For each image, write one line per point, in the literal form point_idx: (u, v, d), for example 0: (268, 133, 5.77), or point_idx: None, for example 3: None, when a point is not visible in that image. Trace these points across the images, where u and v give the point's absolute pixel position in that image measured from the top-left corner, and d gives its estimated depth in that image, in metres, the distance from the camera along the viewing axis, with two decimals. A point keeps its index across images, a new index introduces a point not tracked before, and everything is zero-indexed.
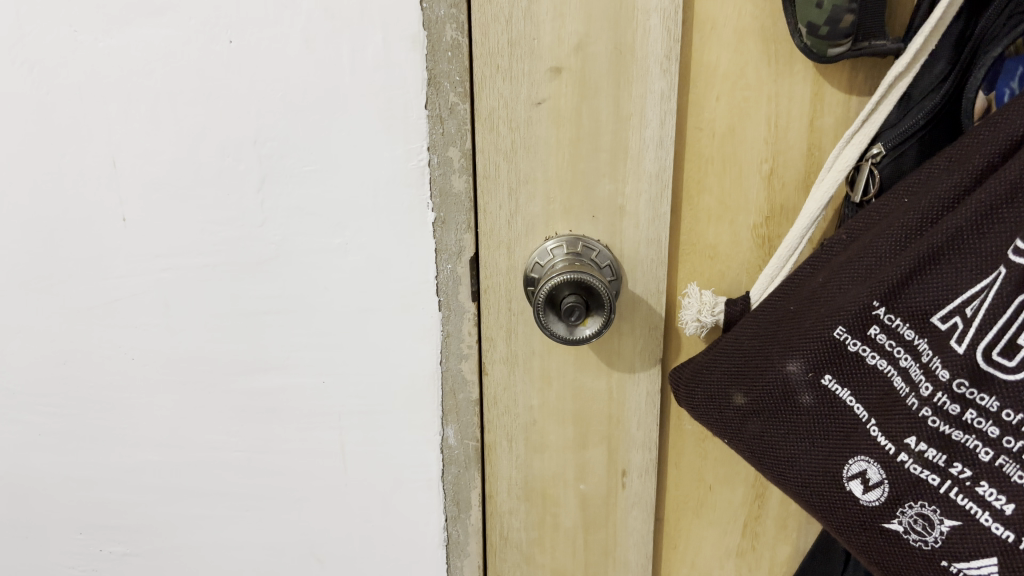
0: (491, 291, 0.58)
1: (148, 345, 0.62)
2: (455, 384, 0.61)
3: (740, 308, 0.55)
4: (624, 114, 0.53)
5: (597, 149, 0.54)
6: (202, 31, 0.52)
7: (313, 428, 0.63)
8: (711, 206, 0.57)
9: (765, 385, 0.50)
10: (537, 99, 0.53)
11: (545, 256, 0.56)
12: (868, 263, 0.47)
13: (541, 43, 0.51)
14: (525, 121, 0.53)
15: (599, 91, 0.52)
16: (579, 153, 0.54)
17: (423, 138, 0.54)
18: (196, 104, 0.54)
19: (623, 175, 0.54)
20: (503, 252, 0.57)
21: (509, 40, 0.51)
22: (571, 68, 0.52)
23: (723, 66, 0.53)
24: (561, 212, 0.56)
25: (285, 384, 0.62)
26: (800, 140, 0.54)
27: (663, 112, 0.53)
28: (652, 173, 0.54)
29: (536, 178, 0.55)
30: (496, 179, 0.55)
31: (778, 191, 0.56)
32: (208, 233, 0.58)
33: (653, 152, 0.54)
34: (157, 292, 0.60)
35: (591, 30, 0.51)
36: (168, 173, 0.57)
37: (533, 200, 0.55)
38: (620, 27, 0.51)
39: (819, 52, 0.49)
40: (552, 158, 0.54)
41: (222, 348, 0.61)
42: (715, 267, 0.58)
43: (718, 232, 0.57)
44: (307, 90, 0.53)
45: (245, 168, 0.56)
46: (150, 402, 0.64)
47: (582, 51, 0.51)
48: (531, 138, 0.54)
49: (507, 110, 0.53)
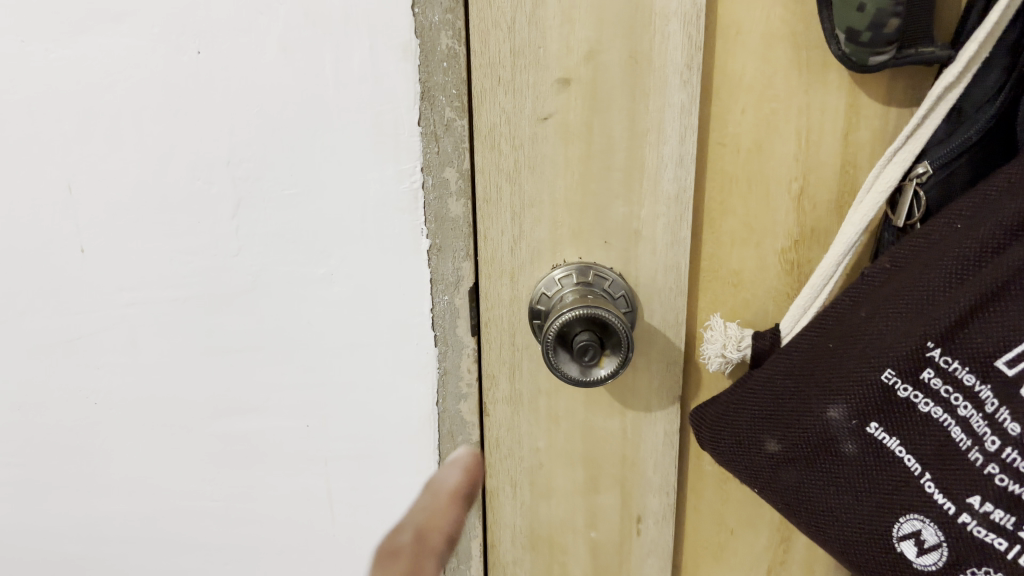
0: (491, 324, 0.52)
1: (113, 387, 0.56)
2: (454, 425, 0.56)
3: (767, 343, 0.50)
4: (639, 129, 0.47)
5: (611, 167, 0.48)
6: (168, 39, 0.47)
7: (298, 474, 0.58)
8: (735, 228, 0.51)
9: (802, 431, 0.46)
10: (544, 114, 0.47)
11: (552, 286, 0.50)
12: (920, 297, 0.42)
13: (548, 51, 0.46)
14: (531, 138, 0.48)
15: (612, 104, 0.47)
16: (590, 173, 0.49)
17: (416, 157, 0.49)
18: (162, 120, 0.49)
19: (638, 197, 0.49)
20: (505, 282, 0.51)
21: (511, 48, 0.46)
22: (581, 79, 0.47)
23: (749, 75, 0.48)
24: (569, 237, 0.50)
25: (265, 427, 0.56)
26: (833, 156, 0.49)
27: (683, 127, 0.47)
28: (670, 193, 0.49)
29: (542, 201, 0.49)
30: (498, 202, 0.50)
31: (809, 211, 0.50)
32: (177, 264, 0.52)
33: (672, 171, 0.48)
34: (121, 329, 0.54)
35: (604, 36, 0.46)
36: (132, 197, 0.51)
37: (539, 224, 0.50)
38: (634, 32, 0.45)
39: (859, 61, 0.44)
40: (561, 178, 0.49)
41: (196, 389, 0.56)
42: (739, 295, 0.53)
43: (743, 256, 0.52)
44: (285, 103, 0.48)
45: (218, 192, 0.50)
46: (118, 448, 0.58)
47: (593, 60, 0.46)
48: (538, 156, 0.48)
49: (510, 125, 0.48)
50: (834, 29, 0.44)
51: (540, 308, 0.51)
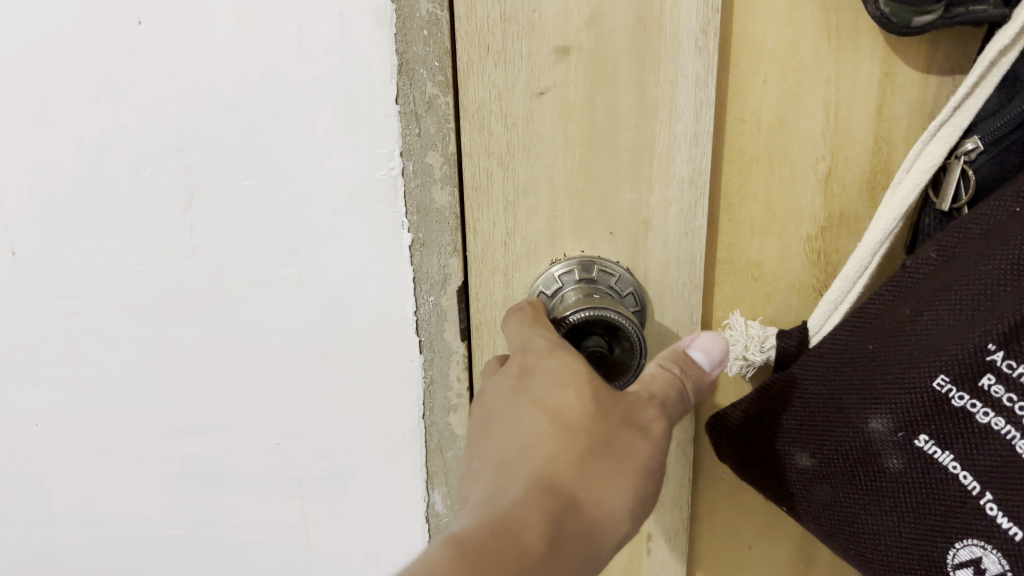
0: (481, 328, 0.47)
1: (54, 408, 0.49)
2: (443, 439, 0.50)
3: (794, 343, 0.44)
4: (649, 104, 0.42)
5: (616, 147, 0.43)
6: (102, 7, 0.41)
7: (268, 497, 0.52)
8: (756, 214, 0.46)
9: (839, 443, 0.41)
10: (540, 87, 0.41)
11: (551, 284, 0.44)
12: (975, 292, 0.37)
13: (543, 16, 0.40)
14: (526, 116, 0.42)
15: (617, 76, 0.41)
16: (592, 154, 0.43)
17: (393, 141, 0.43)
18: (99, 101, 0.42)
19: (648, 182, 0.43)
20: (498, 281, 0.45)
21: (501, 13, 0.40)
22: (582, 47, 0.41)
23: (772, 42, 0.42)
24: (571, 227, 0.44)
25: (230, 447, 0.50)
26: (866, 132, 0.43)
27: (699, 102, 0.41)
28: (684, 177, 0.43)
29: (538, 187, 0.43)
30: (489, 191, 0.44)
31: (838, 195, 0.45)
32: (124, 266, 0.46)
33: (686, 151, 0.42)
34: (61, 342, 0.47)
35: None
36: (68, 191, 0.44)
37: (534, 214, 0.44)
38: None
39: (900, 22, 0.39)
40: (560, 161, 0.43)
41: (149, 408, 0.49)
42: (759, 290, 0.47)
43: (764, 246, 0.46)
44: (241, 81, 0.42)
45: (168, 184, 0.44)
46: (62, 476, 0.51)
47: (595, 26, 0.40)
48: (534, 137, 0.42)
49: (502, 102, 0.42)
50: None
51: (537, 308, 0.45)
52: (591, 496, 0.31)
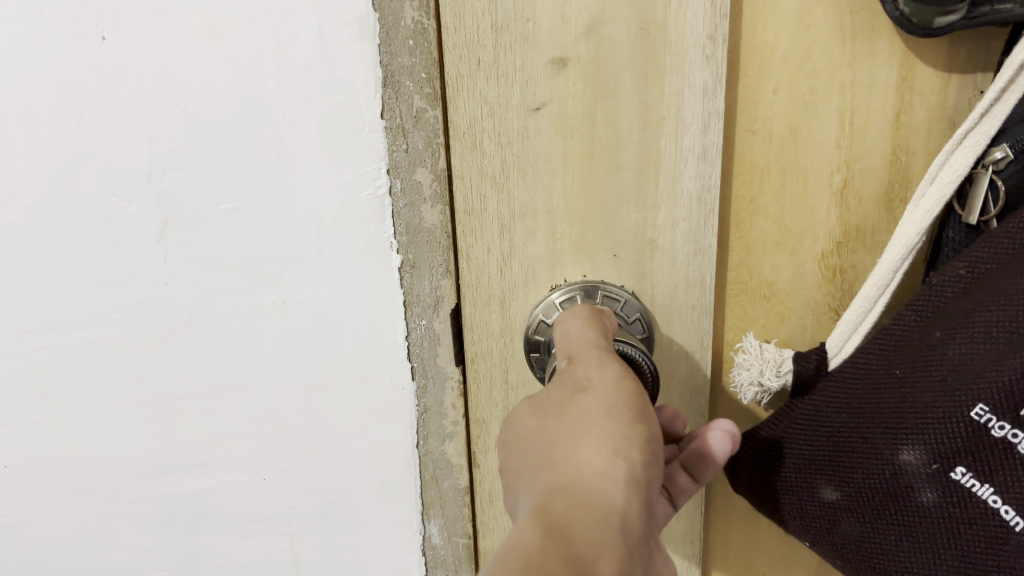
0: (477, 360, 0.44)
1: (27, 448, 0.46)
2: (438, 469, 0.48)
3: (813, 365, 0.41)
4: (653, 117, 0.39)
5: (617, 163, 0.40)
6: (64, 24, 0.38)
7: (256, 535, 0.49)
8: (768, 230, 0.43)
9: (867, 474, 0.38)
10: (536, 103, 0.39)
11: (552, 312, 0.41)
12: (1014, 313, 0.34)
13: (539, 26, 0.37)
14: (521, 133, 0.39)
15: (618, 87, 0.38)
16: (593, 172, 0.40)
17: (380, 157, 0.40)
18: (63, 125, 0.39)
19: (653, 201, 0.40)
20: (495, 311, 0.43)
21: (492, 22, 0.37)
22: (580, 58, 0.38)
23: (783, 47, 0.40)
24: (571, 251, 0.42)
25: (213, 484, 0.47)
26: (884, 141, 0.40)
27: (707, 113, 0.38)
28: (693, 194, 0.40)
29: (536, 210, 0.41)
30: (482, 215, 0.41)
31: (853, 209, 0.42)
32: (95, 299, 0.43)
33: (694, 167, 0.39)
34: (32, 381, 0.45)
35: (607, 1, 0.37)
36: (32, 220, 0.41)
37: (532, 237, 0.41)
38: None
39: (920, 22, 0.36)
40: (557, 180, 0.40)
41: (127, 446, 0.46)
42: (773, 311, 0.44)
43: (777, 265, 0.44)
44: (215, 102, 0.39)
45: (139, 211, 0.41)
46: (38, 519, 0.48)
47: (594, 34, 0.38)
48: (530, 154, 0.40)
49: (494, 118, 0.39)
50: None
51: (539, 339, 0.42)
52: (586, 417, 0.27)
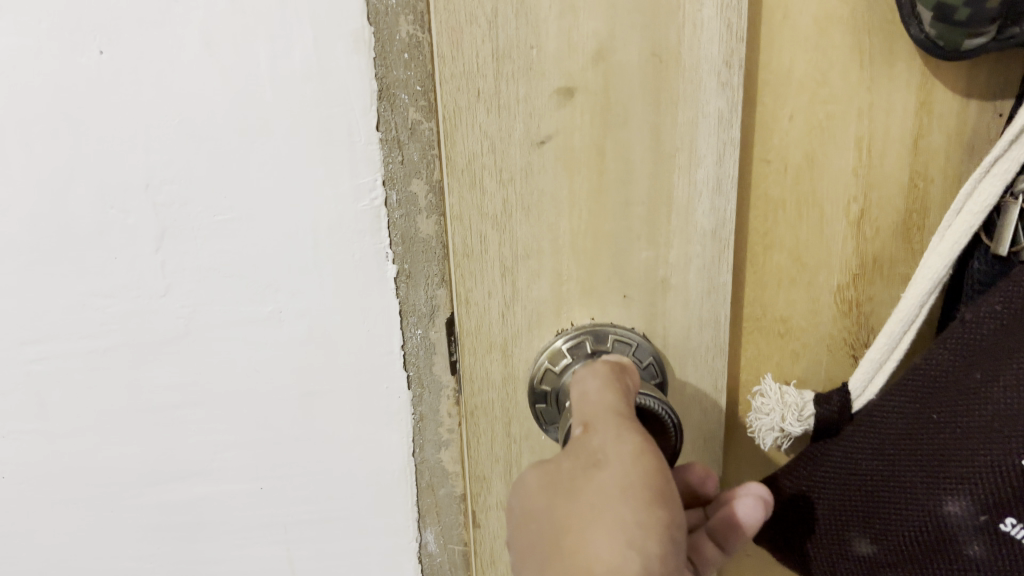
0: (476, 412, 0.43)
1: (21, 459, 0.46)
2: (434, 477, 0.48)
3: (836, 409, 0.39)
4: (664, 148, 0.39)
5: (627, 198, 0.39)
6: (61, 37, 0.38)
7: (251, 542, 0.49)
8: (782, 263, 0.43)
9: (905, 525, 0.36)
10: (541, 135, 0.38)
11: (558, 359, 0.41)
12: None
13: (545, 53, 0.37)
14: (529, 167, 0.39)
15: (629, 118, 0.38)
16: (601, 206, 0.39)
17: (376, 169, 0.41)
18: (61, 137, 0.40)
19: (664, 237, 0.40)
20: (495, 358, 0.42)
21: (494, 51, 0.37)
22: (588, 87, 0.37)
23: (799, 72, 0.39)
24: (578, 292, 0.41)
25: (209, 493, 0.47)
26: (899, 169, 0.40)
27: (721, 143, 0.38)
28: (707, 229, 0.40)
29: (541, 250, 0.40)
30: (483, 256, 0.40)
31: (873, 240, 0.42)
32: (92, 309, 0.43)
33: (707, 200, 0.39)
34: (28, 390, 0.44)
35: (616, 28, 0.37)
36: (29, 231, 0.41)
37: (536, 276, 0.41)
38: (658, 22, 0.37)
39: (948, 44, 0.35)
40: (565, 216, 0.40)
41: (122, 456, 0.46)
42: (786, 348, 0.44)
43: (792, 298, 0.43)
44: (212, 113, 0.39)
45: (136, 222, 0.41)
46: (31, 530, 0.48)
47: (603, 62, 0.37)
48: (538, 190, 0.39)
49: (502, 153, 0.38)
50: (915, 5, 0.35)
51: (546, 389, 0.42)
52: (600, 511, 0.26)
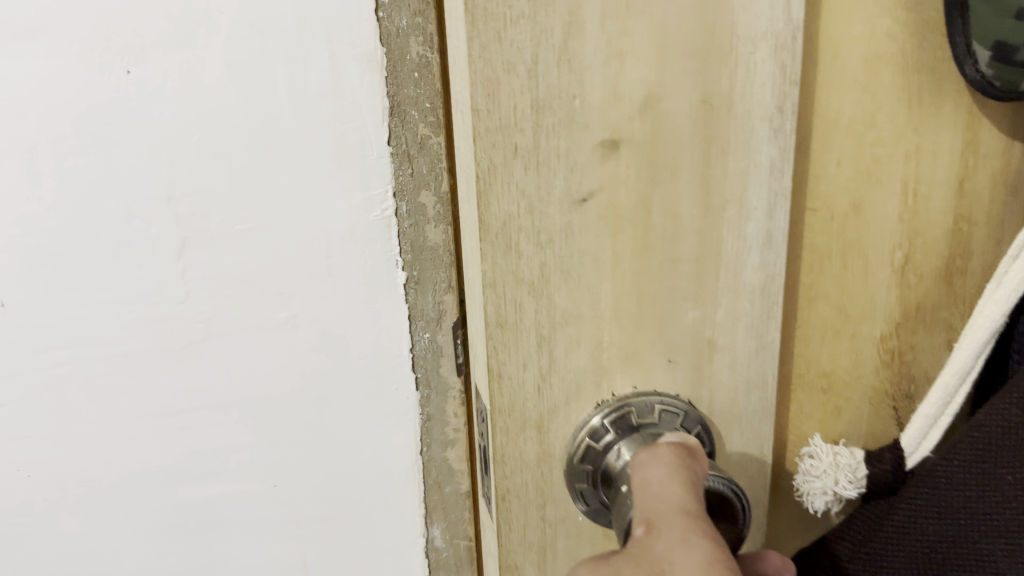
0: (508, 497, 0.42)
1: (44, 458, 0.47)
2: (441, 475, 0.50)
3: (888, 466, 0.45)
4: (715, 204, 0.39)
5: (672, 252, 0.39)
6: (89, 58, 0.39)
7: (264, 540, 0.50)
8: (829, 316, 0.47)
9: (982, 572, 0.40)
10: (585, 194, 0.37)
11: (603, 435, 0.41)
12: None
13: (585, 101, 0.36)
14: (572, 225, 0.37)
15: (678, 173, 0.38)
16: (645, 267, 0.39)
17: (387, 181, 0.43)
18: (86, 152, 0.41)
19: (711, 296, 0.41)
20: (529, 437, 0.41)
21: (533, 101, 0.35)
22: (632, 137, 0.37)
23: (847, 116, 0.43)
24: (618, 357, 0.41)
25: (225, 492, 0.49)
26: (943, 211, 0.46)
27: (773, 194, 0.40)
28: (752, 286, 0.41)
29: (581, 316, 0.39)
30: (518, 327, 0.39)
31: (914, 289, 0.47)
32: (114, 315, 0.44)
33: (757, 254, 0.41)
34: (52, 393, 0.46)
35: (664, 75, 0.36)
36: (54, 242, 0.42)
37: (576, 341, 0.40)
38: (708, 70, 0.37)
39: (1003, 84, 0.40)
40: (608, 276, 0.39)
41: (141, 456, 0.48)
42: (829, 404, 0.49)
43: (835, 351, 0.48)
44: (231, 130, 0.41)
45: (158, 232, 0.43)
46: (49, 529, 0.49)
47: (649, 110, 0.37)
48: (582, 250, 0.38)
49: (546, 212, 0.37)
50: (971, 46, 0.40)
51: (587, 464, 0.41)
52: None
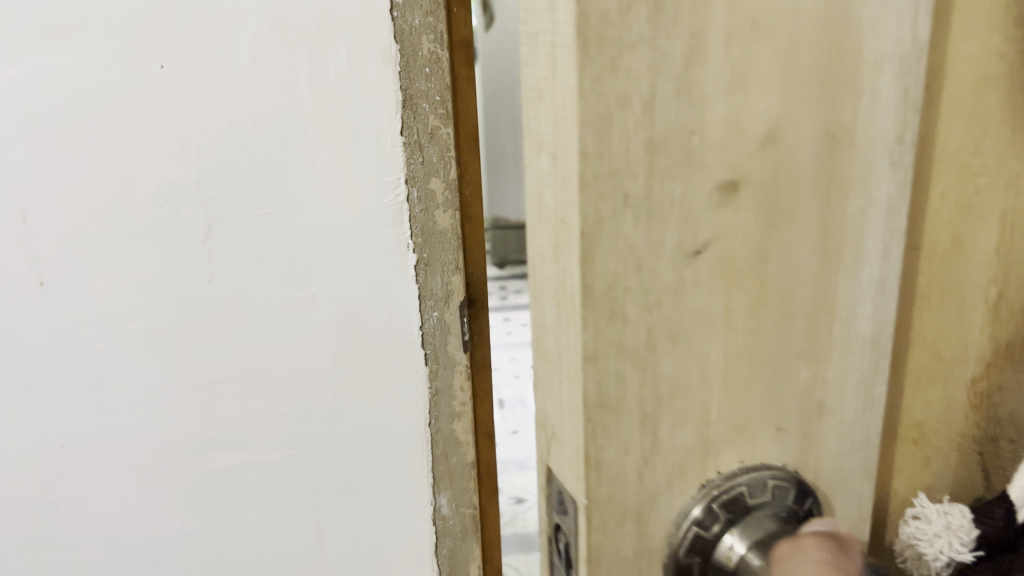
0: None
1: (77, 432, 0.49)
2: (448, 445, 0.52)
3: None
4: (828, 246, 0.18)
5: (800, 307, 0.18)
6: (128, 53, 0.40)
7: (282, 508, 0.52)
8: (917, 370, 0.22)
9: None
10: (704, 231, 0.17)
11: (711, 521, 0.18)
12: None
13: (706, 133, 0.16)
14: (681, 294, 0.17)
15: (797, 217, 0.17)
16: (756, 348, 0.18)
17: (399, 169, 0.44)
18: (120, 142, 0.42)
19: (830, 354, 0.19)
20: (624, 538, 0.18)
21: (607, 168, 0.15)
22: (756, 176, 0.17)
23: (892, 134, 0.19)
24: (730, 435, 0.18)
25: (246, 463, 0.51)
26: None
27: (891, 241, 0.19)
28: (868, 358, 0.20)
29: (701, 385, 0.18)
30: (620, 408, 0.17)
31: (1009, 328, 0.22)
32: (146, 294, 0.46)
33: (869, 308, 0.19)
34: (87, 369, 0.47)
35: (793, 100, 0.16)
36: (90, 229, 0.44)
37: (682, 422, 0.18)
38: (834, 78, 0.17)
39: None
40: (728, 347, 0.18)
41: (166, 429, 0.49)
42: (916, 459, 0.22)
43: None
44: (257, 121, 0.42)
45: (187, 216, 0.44)
46: (79, 496, 0.51)
47: (773, 145, 0.17)
48: (696, 321, 0.17)
49: (641, 271, 0.16)
50: None
51: (694, 558, 0.19)
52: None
